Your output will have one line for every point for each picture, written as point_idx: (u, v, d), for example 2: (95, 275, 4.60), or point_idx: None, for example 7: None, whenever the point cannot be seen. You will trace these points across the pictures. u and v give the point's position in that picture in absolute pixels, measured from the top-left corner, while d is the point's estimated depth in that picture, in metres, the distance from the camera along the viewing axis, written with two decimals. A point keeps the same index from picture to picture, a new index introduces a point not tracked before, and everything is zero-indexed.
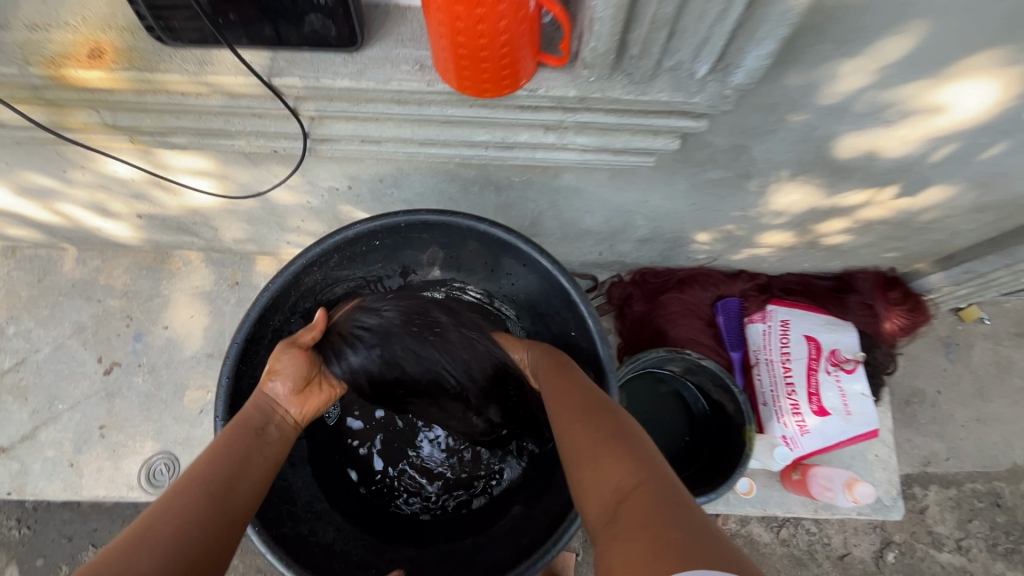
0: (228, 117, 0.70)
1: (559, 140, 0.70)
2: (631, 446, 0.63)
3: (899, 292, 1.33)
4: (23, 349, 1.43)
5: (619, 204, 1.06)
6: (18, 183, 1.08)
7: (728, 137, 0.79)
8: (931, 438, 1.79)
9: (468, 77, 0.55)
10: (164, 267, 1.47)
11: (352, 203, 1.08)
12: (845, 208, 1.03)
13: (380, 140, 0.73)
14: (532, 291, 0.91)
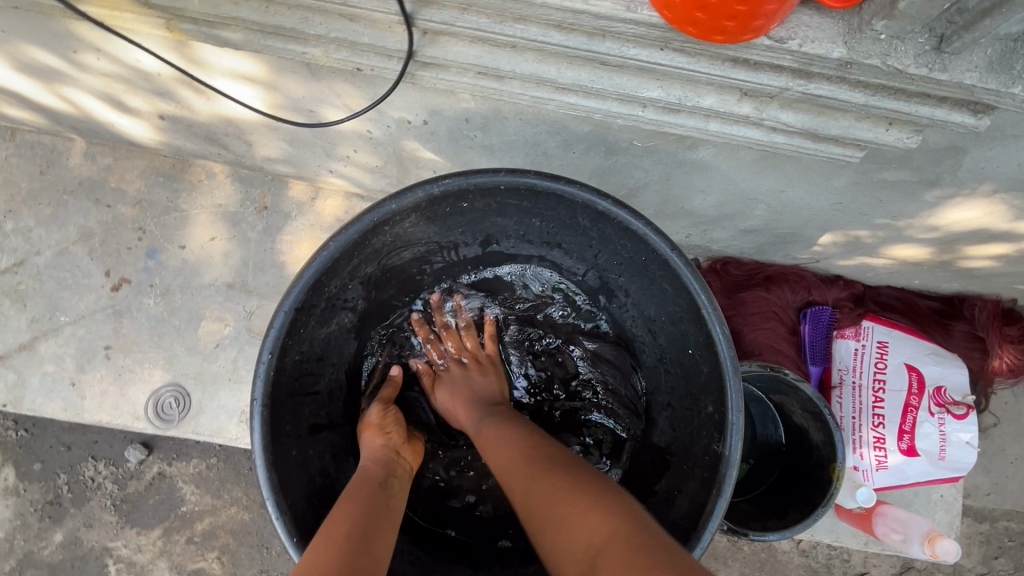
0: (305, 13, 0.51)
1: (756, 112, 0.51)
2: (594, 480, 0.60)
3: (1017, 328, 1.17)
4: (22, 248, 1.27)
5: (747, 190, 0.87)
6: (18, 56, 0.88)
7: (949, 136, 0.60)
8: (977, 471, 1.69)
9: (703, 17, 0.41)
10: (184, 176, 1.29)
11: (423, 140, 0.88)
12: (1018, 235, 0.85)
13: (506, 75, 0.53)
14: (639, 289, 0.74)
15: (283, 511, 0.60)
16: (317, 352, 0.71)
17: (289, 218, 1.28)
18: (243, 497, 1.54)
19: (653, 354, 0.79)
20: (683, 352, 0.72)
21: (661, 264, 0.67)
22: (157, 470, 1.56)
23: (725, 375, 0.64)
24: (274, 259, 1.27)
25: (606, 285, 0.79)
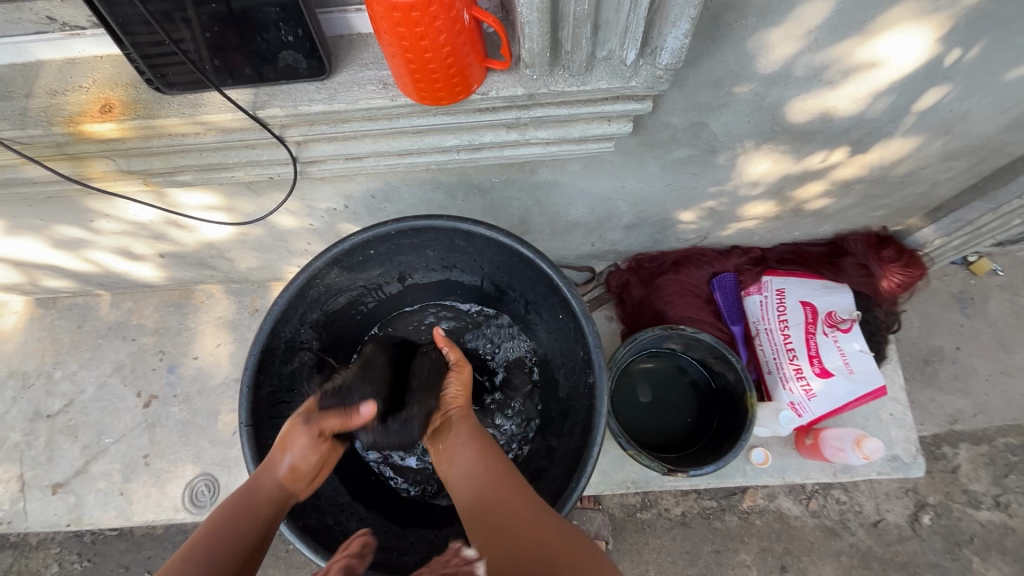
0: (224, 150, 0.78)
1: (522, 136, 0.77)
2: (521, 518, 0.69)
3: (892, 249, 1.35)
4: (70, 390, 1.54)
5: (601, 193, 1.12)
6: (52, 236, 1.20)
7: (683, 116, 0.85)
8: (956, 395, 1.77)
9: (424, 86, 0.62)
10: (190, 301, 1.58)
11: (350, 220, 1.16)
12: (816, 172, 1.06)
13: (362, 156, 0.80)
14: (517, 284, 0.98)
15: None
16: (288, 386, 0.94)
17: None
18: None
19: (546, 330, 1.00)
20: (557, 319, 0.94)
21: (519, 256, 0.90)
22: None
23: (582, 323, 0.86)
24: None
25: (499, 291, 1.03)
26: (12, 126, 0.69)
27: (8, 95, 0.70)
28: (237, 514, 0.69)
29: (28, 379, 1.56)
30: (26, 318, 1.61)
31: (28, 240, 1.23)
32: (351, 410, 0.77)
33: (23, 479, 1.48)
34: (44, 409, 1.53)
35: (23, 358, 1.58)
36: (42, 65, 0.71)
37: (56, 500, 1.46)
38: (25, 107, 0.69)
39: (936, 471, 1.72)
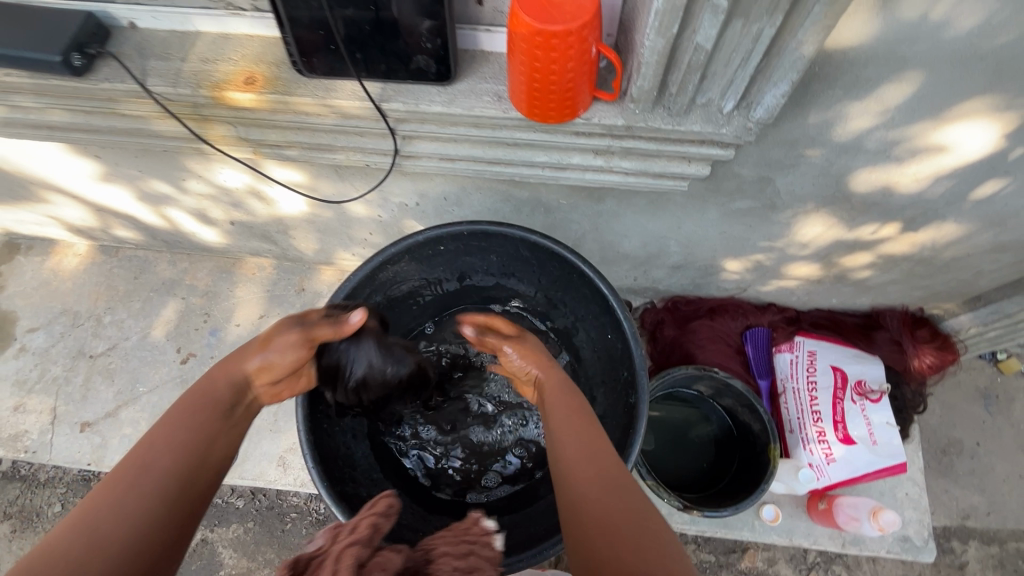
0: (337, 134, 0.86)
1: (606, 163, 0.83)
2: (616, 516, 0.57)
3: (926, 330, 1.38)
4: (115, 336, 1.61)
5: (656, 230, 1.17)
6: (141, 188, 1.28)
7: (754, 169, 0.91)
8: (971, 490, 1.75)
9: (538, 104, 0.69)
10: (242, 271, 1.66)
11: (416, 217, 1.23)
12: (865, 243, 1.11)
13: (455, 158, 0.87)
14: (574, 301, 1.03)
15: (316, 462, 0.83)
16: None
17: (320, 296, 1.62)
18: (275, 556, 1.69)
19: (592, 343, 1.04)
20: (603, 336, 1.00)
21: (580, 273, 0.95)
22: (201, 535, 1.73)
23: (631, 345, 0.90)
24: None
25: (556, 303, 1.08)
26: (165, 83, 0.78)
27: (165, 56, 0.79)
28: (189, 412, 0.66)
29: (78, 318, 1.63)
30: (87, 262, 1.70)
31: (118, 189, 1.32)
32: (342, 321, 0.79)
33: (55, 413, 1.54)
34: (87, 349, 1.60)
35: (78, 299, 1.66)
36: (199, 35, 0.80)
37: (82, 438, 1.51)
38: (178, 68, 0.78)
39: (942, 564, 1.69)
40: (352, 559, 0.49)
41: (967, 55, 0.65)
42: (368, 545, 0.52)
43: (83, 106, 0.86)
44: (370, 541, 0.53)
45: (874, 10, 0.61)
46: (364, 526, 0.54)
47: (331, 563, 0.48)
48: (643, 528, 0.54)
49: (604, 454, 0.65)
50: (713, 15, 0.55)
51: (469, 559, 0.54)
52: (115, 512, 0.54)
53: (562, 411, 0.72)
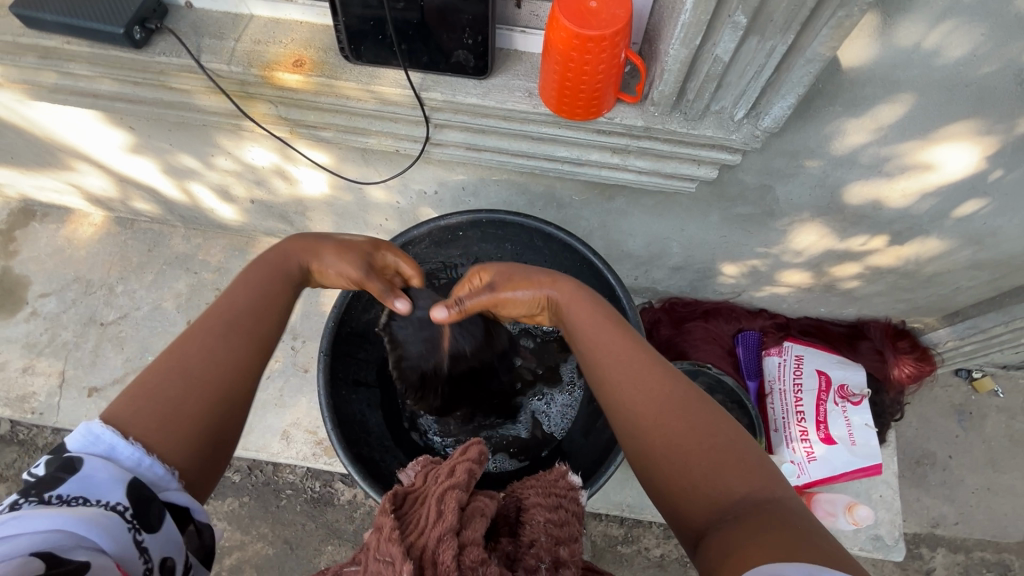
0: (372, 119, 0.92)
1: (622, 161, 0.90)
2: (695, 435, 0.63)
3: (907, 342, 1.46)
4: (127, 306, 1.65)
5: (660, 231, 1.24)
6: (168, 162, 1.33)
7: (756, 177, 0.98)
8: (941, 500, 1.83)
9: (567, 101, 0.76)
10: (255, 250, 1.71)
11: (433, 205, 1.29)
12: (854, 254, 1.19)
13: (482, 149, 0.93)
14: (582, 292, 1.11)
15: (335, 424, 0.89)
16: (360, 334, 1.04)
17: None
18: None
19: None
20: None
21: (589, 264, 1.03)
22: None
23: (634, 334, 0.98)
24: (318, 309, 1.63)
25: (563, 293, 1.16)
26: (219, 60, 0.83)
27: (219, 35, 0.85)
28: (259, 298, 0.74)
29: (90, 286, 1.67)
30: (102, 232, 1.73)
31: (144, 162, 1.36)
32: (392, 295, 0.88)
33: (63, 376, 1.57)
34: (98, 317, 1.64)
35: (91, 267, 1.69)
36: (252, 18, 0.86)
37: (89, 402, 1.55)
38: (231, 47, 0.84)
39: (911, 569, 1.77)
40: (456, 502, 0.60)
41: (954, 82, 0.73)
42: (465, 490, 0.65)
43: (134, 77, 0.91)
44: (466, 487, 0.65)
45: (873, 36, 0.68)
46: (462, 469, 0.67)
47: (437, 501, 0.61)
48: (733, 462, 0.60)
49: (651, 375, 0.68)
50: (733, 31, 0.62)
51: (560, 511, 0.69)
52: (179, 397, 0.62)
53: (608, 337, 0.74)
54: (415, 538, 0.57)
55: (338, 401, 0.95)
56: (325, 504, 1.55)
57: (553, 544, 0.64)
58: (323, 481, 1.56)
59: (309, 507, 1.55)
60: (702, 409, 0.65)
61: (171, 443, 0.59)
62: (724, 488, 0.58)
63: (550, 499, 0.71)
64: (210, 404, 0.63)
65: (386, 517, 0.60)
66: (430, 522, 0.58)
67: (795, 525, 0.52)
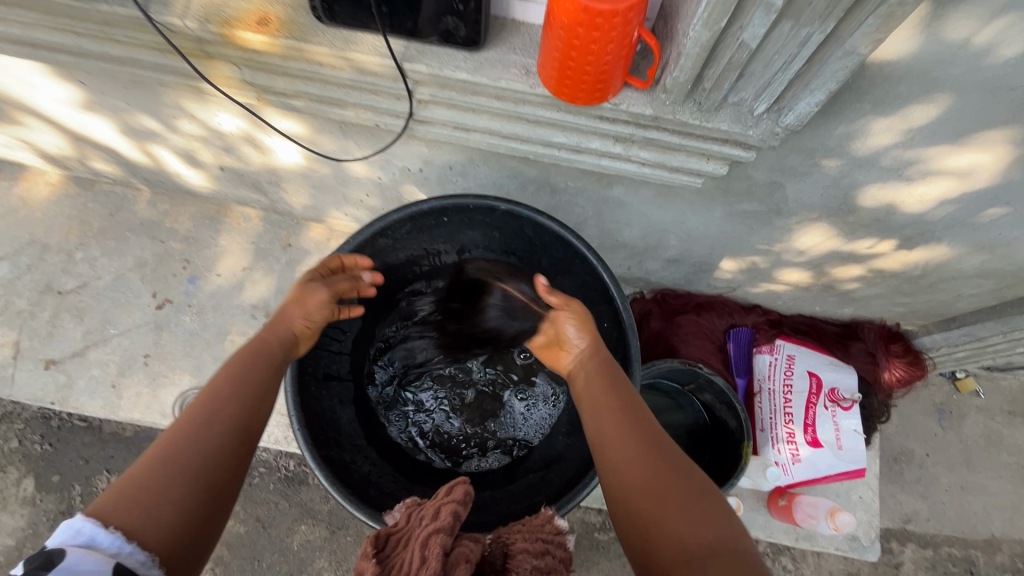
0: (349, 89, 0.82)
1: (625, 151, 0.81)
2: (677, 480, 0.64)
3: (900, 345, 1.43)
4: (87, 274, 1.54)
5: (658, 223, 1.17)
6: (127, 122, 1.21)
7: (767, 173, 0.91)
8: (915, 497, 1.85)
9: (568, 83, 0.67)
10: (226, 219, 1.60)
11: (418, 184, 1.19)
12: (859, 256, 1.14)
13: (471, 129, 0.84)
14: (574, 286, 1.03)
15: (301, 424, 0.82)
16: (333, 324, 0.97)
17: (307, 253, 1.58)
18: None
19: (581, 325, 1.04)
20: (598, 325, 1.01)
21: (583, 260, 0.95)
22: None
23: (626, 336, 0.92)
24: None
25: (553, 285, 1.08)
26: (170, 13, 0.72)
27: None
28: (253, 360, 0.76)
29: (47, 252, 1.55)
30: (59, 192, 1.61)
31: (100, 121, 1.24)
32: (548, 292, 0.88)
33: (18, 347, 1.48)
34: (56, 285, 1.53)
35: (48, 231, 1.57)
36: None
37: (47, 376, 1.46)
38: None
39: (880, 563, 1.80)
40: (441, 549, 0.60)
41: (999, 84, 0.65)
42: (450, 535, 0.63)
43: (75, 27, 0.80)
44: (450, 531, 0.63)
45: (918, 27, 0.60)
46: (447, 512, 0.65)
47: (421, 545, 0.60)
48: (703, 508, 0.61)
49: (640, 425, 0.71)
50: (765, 13, 0.53)
51: (546, 557, 0.70)
52: (172, 471, 0.60)
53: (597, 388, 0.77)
54: None
55: (306, 398, 0.88)
56: (298, 484, 1.50)
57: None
58: (297, 462, 1.50)
59: (282, 488, 1.50)
60: (687, 474, 0.65)
61: (153, 535, 0.56)
62: (698, 535, 0.58)
63: (538, 543, 0.71)
64: (195, 478, 0.61)
65: (369, 562, 0.59)
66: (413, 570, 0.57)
67: None
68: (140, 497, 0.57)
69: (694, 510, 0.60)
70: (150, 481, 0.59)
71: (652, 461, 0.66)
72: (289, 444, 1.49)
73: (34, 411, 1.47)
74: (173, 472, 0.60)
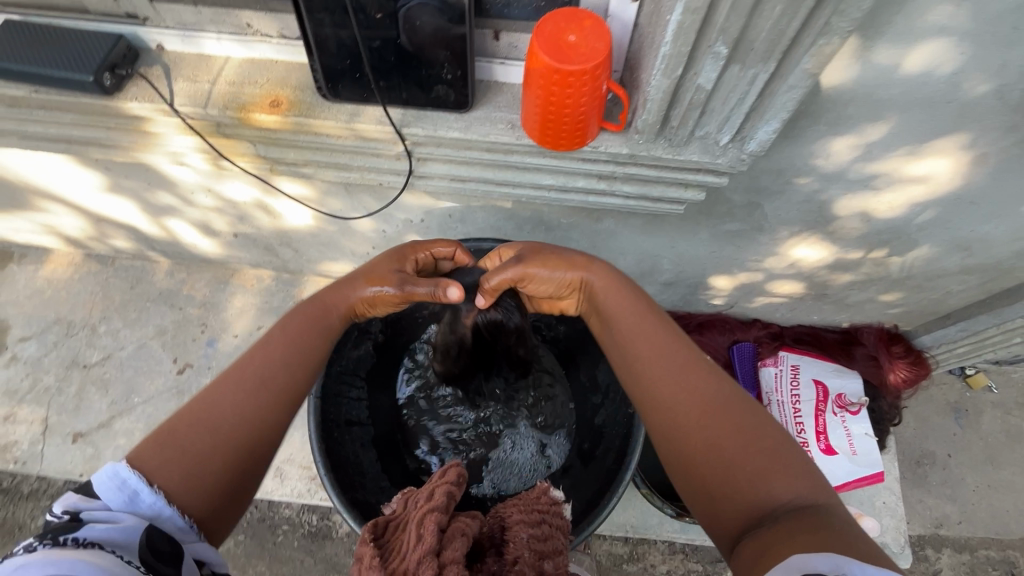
0: (354, 154, 0.90)
1: (608, 187, 0.88)
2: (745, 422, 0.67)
3: (900, 346, 1.45)
4: (110, 346, 1.61)
5: (650, 249, 1.23)
6: (146, 200, 1.31)
7: (743, 196, 0.98)
8: (944, 500, 1.63)
9: (550, 132, 0.75)
10: (239, 282, 1.67)
11: (420, 233, 1.27)
12: (846, 263, 1.19)
13: (467, 180, 0.92)
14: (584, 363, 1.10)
15: (328, 469, 0.87)
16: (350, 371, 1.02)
17: None
18: None
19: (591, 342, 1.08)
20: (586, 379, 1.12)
21: None
22: None
23: None
24: None
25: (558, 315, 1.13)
26: (192, 103, 0.82)
27: (193, 77, 0.84)
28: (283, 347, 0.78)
29: (72, 328, 1.63)
30: (81, 271, 1.69)
31: (122, 201, 1.34)
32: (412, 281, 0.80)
33: (46, 423, 1.53)
34: (81, 359, 1.59)
35: (72, 308, 1.65)
36: (228, 61, 0.85)
37: (74, 449, 1.50)
38: (207, 90, 0.83)
39: None
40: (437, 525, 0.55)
41: (938, 99, 0.73)
42: (446, 511, 0.59)
43: (106, 122, 0.89)
44: (446, 509, 0.59)
45: (854, 57, 0.68)
46: (441, 492, 0.62)
47: (418, 525, 0.56)
48: (760, 453, 0.64)
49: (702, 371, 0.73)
50: (714, 60, 0.61)
51: (543, 525, 0.65)
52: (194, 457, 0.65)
53: (631, 326, 0.79)
54: (398, 563, 0.52)
55: (331, 443, 0.93)
56: (323, 538, 1.50)
57: (536, 560, 0.59)
58: (321, 515, 1.52)
59: (307, 542, 1.50)
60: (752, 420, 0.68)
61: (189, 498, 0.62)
62: (770, 495, 0.60)
63: (533, 514, 0.67)
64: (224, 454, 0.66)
65: (366, 545, 0.55)
66: (411, 547, 0.53)
67: (833, 530, 0.54)
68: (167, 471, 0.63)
69: (750, 450, 0.64)
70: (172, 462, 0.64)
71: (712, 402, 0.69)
72: (311, 496, 1.50)
73: (62, 485, 1.50)
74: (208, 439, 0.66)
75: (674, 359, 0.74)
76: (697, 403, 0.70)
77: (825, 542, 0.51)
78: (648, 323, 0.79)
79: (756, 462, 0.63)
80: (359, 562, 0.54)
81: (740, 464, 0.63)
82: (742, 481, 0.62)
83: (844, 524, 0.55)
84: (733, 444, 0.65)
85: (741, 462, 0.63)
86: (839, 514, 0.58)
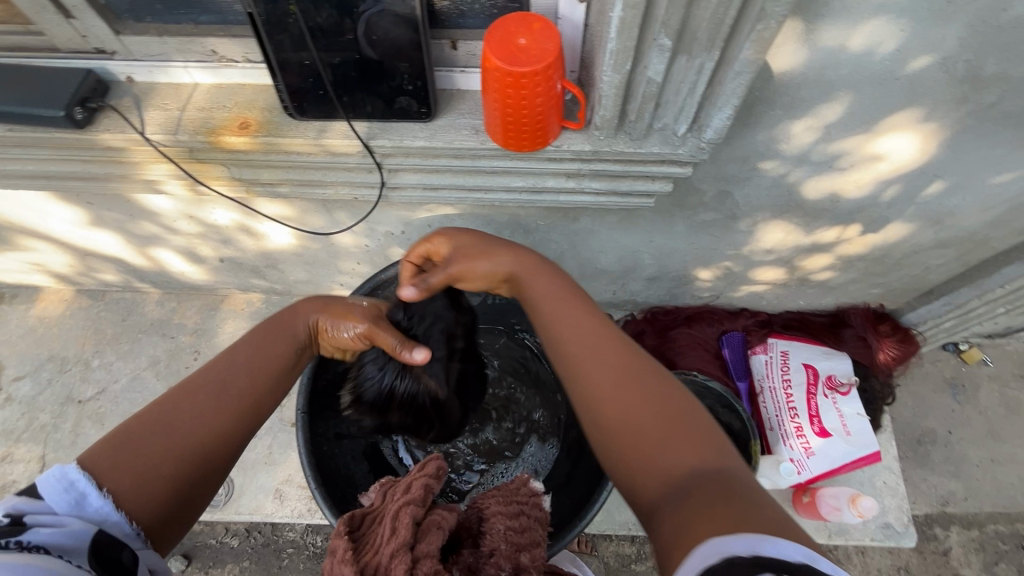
0: (326, 170, 0.92)
1: (578, 184, 0.90)
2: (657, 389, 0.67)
3: (887, 325, 1.47)
4: (104, 379, 1.61)
5: (629, 245, 1.24)
6: (130, 231, 1.32)
7: (713, 185, 1.00)
8: (947, 477, 1.61)
9: (512, 134, 0.76)
10: (229, 307, 1.69)
11: (402, 245, 1.28)
12: (823, 245, 1.21)
13: (439, 188, 0.93)
14: None
15: (318, 484, 0.88)
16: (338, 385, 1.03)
17: None
18: None
19: None
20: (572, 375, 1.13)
21: None
22: None
23: None
24: None
25: None
26: (163, 131, 0.84)
27: (163, 106, 0.86)
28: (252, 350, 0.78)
29: (66, 364, 1.63)
30: (72, 307, 1.70)
31: (106, 234, 1.36)
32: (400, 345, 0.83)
33: (43, 461, 1.53)
34: (75, 394, 1.60)
35: (65, 344, 1.66)
36: (196, 87, 0.87)
37: None
38: (177, 117, 0.85)
39: None
40: (411, 518, 0.58)
41: (886, 76, 0.75)
42: (422, 504, 0.62)
43: (81, 156, 0.91)
44: (422, 501, 0.62)
45: (799, 41, 0.70)
46: (419, 483, 0.64)
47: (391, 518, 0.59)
48: (674, 424, 0.63)
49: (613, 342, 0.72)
50: (660, 53, 0.63)
51: (522, 518, 0.68)
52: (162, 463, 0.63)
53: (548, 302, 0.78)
54: (370, 557, 0.56)
55: (320, 457, 0.93)
56: None
57: (512, 552, 0.63)
58: (324, 535, 1.51)
59: (312, 564, 1.49)
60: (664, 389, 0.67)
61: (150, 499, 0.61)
62: (677, 461, 0.59)
63: (512, 506, 0.68)
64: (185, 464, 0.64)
65: (341, 539, 0.58)
66: (384, 540, 0.56)
67: (745, 496, 0.54)
68: (133, 481, 0.61)
69: (662, 417, 0.64)
70: (139, 466, 0.62)
71: (623, 370, 0.69)
72: (312, 517, 1.49)
73: None
74: (165, 453, 0.64)
75: (585, 331, 0.73)
76: (610, 379, 0.68)
77: (736, 513, 0.51)
78: (560, 293, 0.78)
79: (674, 430, 0.62)
80: (332, 556, 0.57)
81: (650, 435, 0.63)
82: (651, 449, 0.62)
83: (750, 495, 0.54)
84: (644, 412, 0.64)
85: (654, 433, 0.62)
86: (748, 484, 0.57)
